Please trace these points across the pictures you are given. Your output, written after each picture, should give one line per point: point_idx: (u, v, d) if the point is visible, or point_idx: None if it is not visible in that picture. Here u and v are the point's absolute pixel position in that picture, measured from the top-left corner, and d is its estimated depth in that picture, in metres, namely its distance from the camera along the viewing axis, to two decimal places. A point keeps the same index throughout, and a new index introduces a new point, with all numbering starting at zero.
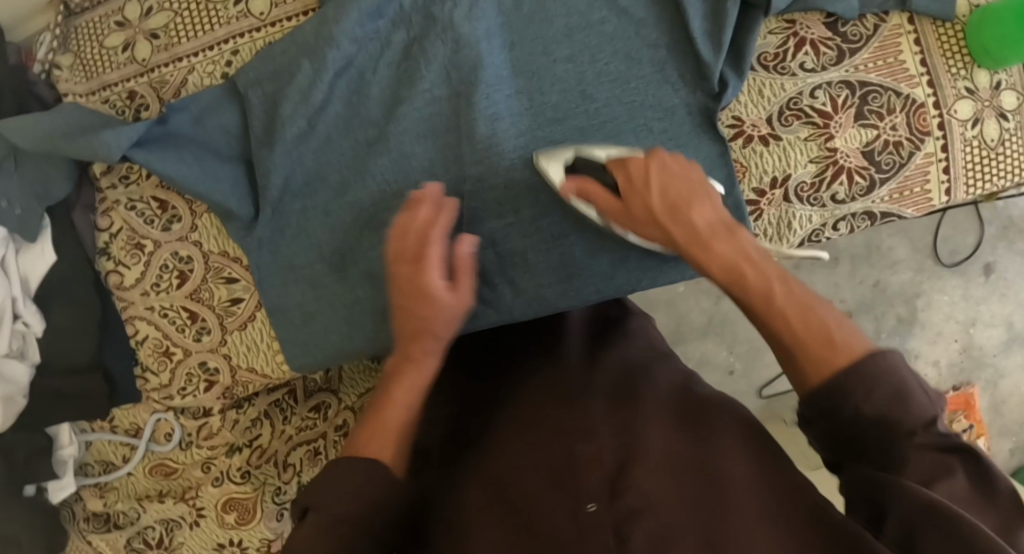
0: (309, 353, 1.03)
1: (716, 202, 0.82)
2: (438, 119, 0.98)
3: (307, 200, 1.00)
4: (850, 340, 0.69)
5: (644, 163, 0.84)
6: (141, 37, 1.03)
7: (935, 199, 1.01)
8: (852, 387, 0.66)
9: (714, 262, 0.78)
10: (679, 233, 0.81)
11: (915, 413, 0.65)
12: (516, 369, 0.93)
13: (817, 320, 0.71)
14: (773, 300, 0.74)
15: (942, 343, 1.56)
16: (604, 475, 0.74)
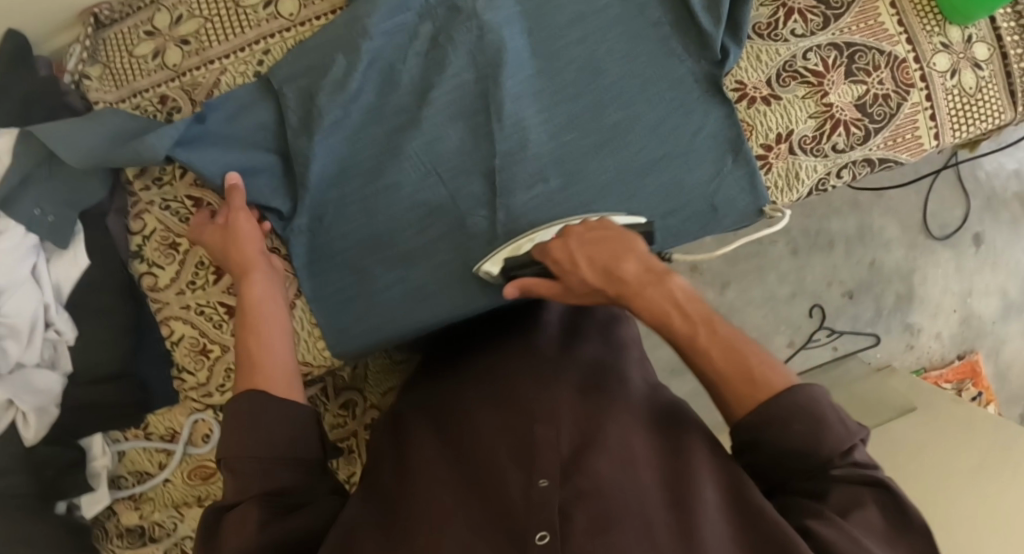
0: (351, 338, 1.04)
1: (640, 252, 0.88)
2: (465, 101, 1.00)
3: (343, 188, 1.01)
4: (767, 373, 0.80)
5: (566, 242, 0.89)
6: (172, 44, 1.07)
7: (926, 144, 1.09)
8: (778, 421, 0.76)
9: (647, 310, 0.84)
10: (609, 289, 0.86)
11: (834, 443, 0.75)
12: (494, 357, 0.97)
13: (739, 357, 0.80)
14: (698, 340, 0.82)
15: (942, 316, 1.62)
16: (561, 457, 0.78)
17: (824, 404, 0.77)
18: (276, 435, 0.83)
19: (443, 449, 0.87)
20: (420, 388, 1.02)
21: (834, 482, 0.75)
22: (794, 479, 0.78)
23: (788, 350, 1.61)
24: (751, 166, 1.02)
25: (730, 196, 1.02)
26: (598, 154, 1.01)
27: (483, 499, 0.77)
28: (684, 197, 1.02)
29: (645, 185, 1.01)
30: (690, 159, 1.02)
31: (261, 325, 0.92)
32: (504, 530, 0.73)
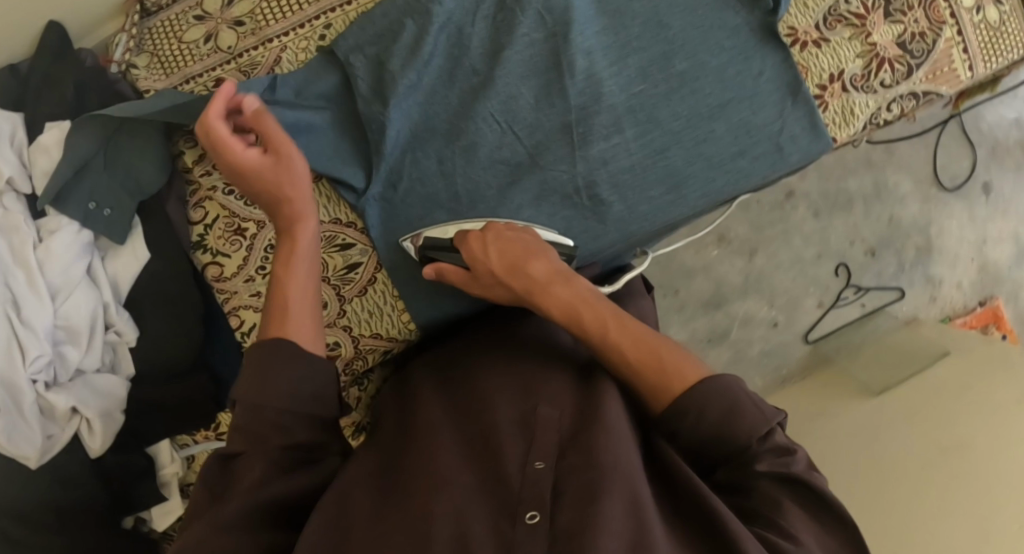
0: (436, 306, 1.01)
1: (551, 258, 0.87)
2: (538, 58, 0.98)
3: (417, 152, 0.99)
4: (677, 362, 0.76)
5: (481, 239, 0.88)
6: (225, 26, 1.05)
7: (962, 76, 1.08)
8: (688, 410, 0.73)
9: (556, 309, 0.82)
10: (523, 288, 0.84)
11: (749, 429, 0.71)
12: (484, 344, 0.92)
13: (648, 349, 0.77)
14: (607, 335, 0.79)
15: (961, 265, 1.68)
16: (560, 438, 0.73)
17: (734, 390, 0.73)
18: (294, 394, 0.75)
19: (439, 423, 0.80)
20: (423, 370, 0.95)
21: (756, 479, 0.71)
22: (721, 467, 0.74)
23: (817, 311, 1.65)
24: (810, 106, 1.01)
25: (793, 135, 1.01)
26: (667, 101, 0.99)
27: (477, 472, 0.72)
28: (749, 138, 1.00)
29: (714, 130, 0.99)
30: (755, 101, 1.00)
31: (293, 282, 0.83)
32: (493, 501, 0.68)
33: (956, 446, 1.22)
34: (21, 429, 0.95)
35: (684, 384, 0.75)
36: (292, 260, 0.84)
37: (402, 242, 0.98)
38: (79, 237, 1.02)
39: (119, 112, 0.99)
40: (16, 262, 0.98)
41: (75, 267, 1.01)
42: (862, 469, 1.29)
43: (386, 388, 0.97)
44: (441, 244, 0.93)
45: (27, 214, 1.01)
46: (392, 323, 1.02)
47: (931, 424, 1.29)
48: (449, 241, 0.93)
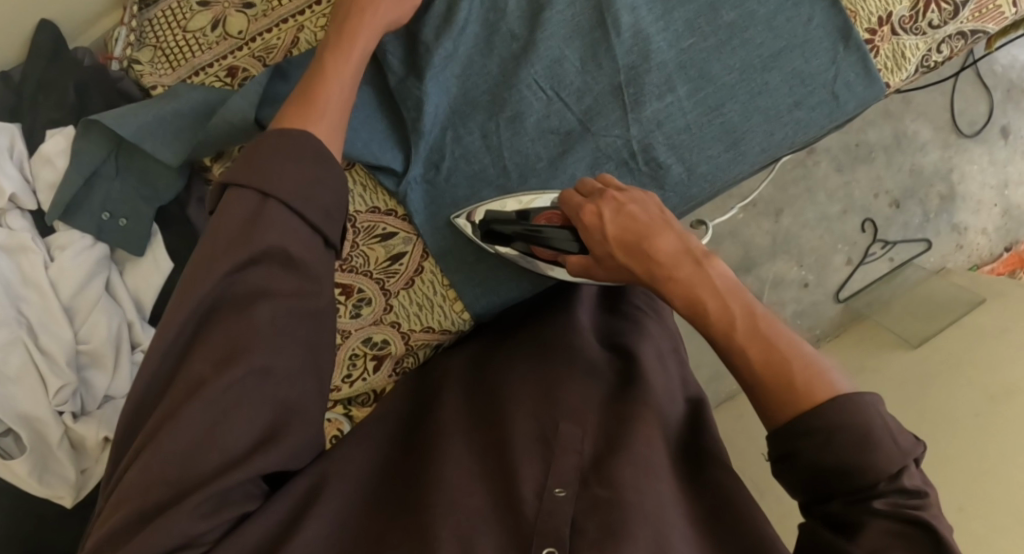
0: (493, 293, 0.93)
1: (684, 231, 0.71)
2: (581, 18, 0.92)
3: (459, 128, 0.92)
4: (816, 382, 0.62)
5: (597, 212, 0.74)
6: (233, 10, 0.97)
7: (1008, 12, 1.00)
8: (814, 429, 0.60)
9: (677, 296, 0.68)
10: (641, 269, 0.70)
11: (880, 461, 0.58)
12: (512, 343, 0.87)
13: (780, 356, 0.63)
14: (732, 334, 0.65)
15: (984, 211, 1.66)
16: (581, 461, 0.69)
17: (875, 418, 0.59)
18: (292, 251, 0.62)
19: (453, 436, 0.74)
20: (449, 366, 0.88)
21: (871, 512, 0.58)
22: (836, 502, 0.61)
23: (846, 268, 1.64)
24: (862, 52, 0.95)
25: (848, 83, 0.96)
26: (717, 54, 0.94)
27: (493, 494, 0.67)
28: (803, 88, 0.95)
29: (768, 82, 0.94)
30: (807, 49, 0.95)
31: (333, 80, 0.72)
32: (505, 531, 0.64)
33: (1006, 393, 1.15)
34: (53, 465, 0.90)
35: (813, 404, 0.61)
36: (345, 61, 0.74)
37: (454, 219, 0.91)
38: (95, 251, 0.97)
39: (120, 112, 0.90)
40: (30, 285, 0.94)
41: (91, 286, 0.96)
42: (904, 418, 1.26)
43: (404, 380, 0.90)
44: (503, 218, 0.86)
45: (34, 232, 0.95)
46: (443, 314, 0.94)
47: (970, 369, 1.25)
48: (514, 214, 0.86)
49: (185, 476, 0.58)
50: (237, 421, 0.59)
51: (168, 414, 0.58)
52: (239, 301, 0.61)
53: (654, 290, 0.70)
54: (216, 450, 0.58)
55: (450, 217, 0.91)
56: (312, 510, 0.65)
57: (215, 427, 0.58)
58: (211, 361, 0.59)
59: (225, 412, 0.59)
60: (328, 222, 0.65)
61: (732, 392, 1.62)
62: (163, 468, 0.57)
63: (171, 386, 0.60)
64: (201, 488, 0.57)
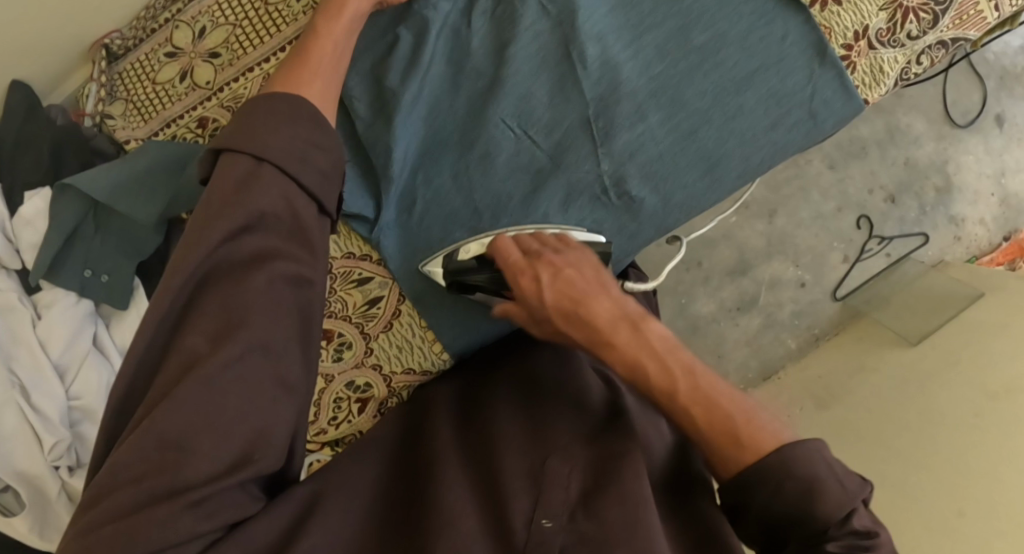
0: (472, 331, 0.94)
1: (619, 296, 0.76)
2: (546, 52, 0.91)
3: (430, 169, 0.91)
4: (759, 432, 0.67)
5: (533, 275, 0.77)
6: (199, 60, 0.97)
7: (989, 17, 0.99)
8: (763, 482, 0.65)
9: (619, 362, 0.72)
10: (582, 333, 0.75)
11: (830, 507, 0.63)
12: (503, 372, 0.88)
13: (723, 415, 0.68)
14: (677, 395, 0.70)
15: (981, 201, 1.63)
16: (569, 495, 0.71)
17: (821, 465, 0.65)
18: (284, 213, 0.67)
19: (447, 463, 0.76)
20: (434, 393, 0.90)
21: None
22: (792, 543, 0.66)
23: (843, 266, 1.62)
24: (839, 67, 0.93)
25: (826, 100, 0.93)
26: (689, 78, 0.91)
27: (485, 525, 0.70)
28: (779, 108, 0.92)
29: (743, 104, 0.91)
30: (782, 68, 0.92)
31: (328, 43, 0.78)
32: None
33: (1005, 390, 1.13)
34: (52, 519, 0.93)
35: (759, 455, 0.66)
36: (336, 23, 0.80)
37: (421, 267, 0.90)
38: (80, 308, 0.98)
39: (96, 172, 0.91)
40: (19, 344, 0.95)
41: (79, 342, 0.98)
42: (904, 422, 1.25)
43: (393, 410, 0.91)
44: (461, 264, 0.85)
45: (21, 291, 0.98)
46: (423, 355, 0.94)
47: (969, 367, 1.24)
48: (476, 261, 0.85)
49: (179, 464, 0.60)
50: (232, 408, 0.62)
51: (160, 400, 0.61)
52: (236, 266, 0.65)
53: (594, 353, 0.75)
54: (211, 435, 0.61)
55: (417, 266, 0.92)
56: (308, 524, 0.69)
57: (206, 416, 0.61)
58: (205, 343, 0.63)
59: (221, 399, 0.61)
60: (322, 186, 0.70)
61: None
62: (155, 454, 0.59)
63: (164, 365, 0.63)
64: (195, 484, 0.60)
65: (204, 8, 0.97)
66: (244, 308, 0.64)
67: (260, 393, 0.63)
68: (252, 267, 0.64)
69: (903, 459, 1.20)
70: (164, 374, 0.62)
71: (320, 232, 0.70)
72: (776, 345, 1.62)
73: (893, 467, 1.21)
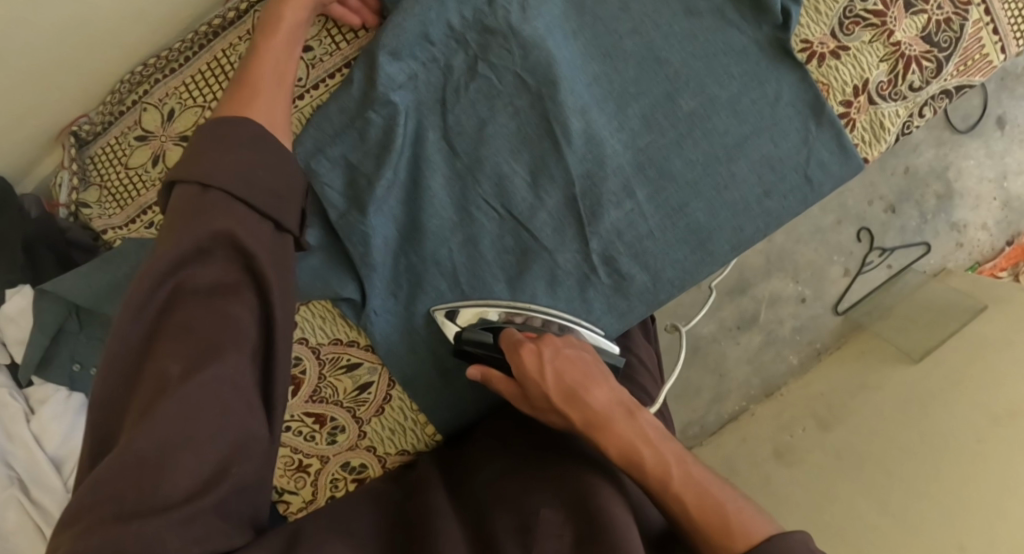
0: (466, 412, 0.95)
1: (612, 382, 0.78)
2: (527, 128, 0.89)
3: (412, 253, 0.90)
4: (748, 522, 0.67)
5: (536, 357, 0.79)
6: (170, 143, 0.94)
7: (996, 60, 1.01)
8: None
9: (613, 447, 0.73)
10: (578, 417, 0.75)
11: None
12: (497, 442, 0.88)
13: (715, 503, 0.68)
14: (669, 484, 0.70)
15: (983, 205, 1.60)
16: (562, 545, 0.68)
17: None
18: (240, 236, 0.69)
19: (447, 520, 0.75)
20: (420, 461, 0.91)
21: None
22: None
23: (844, 279, 1.60)
24: (836, 127, 0.92)
25: (822, 162, 0.93)
26: (677, 147, 0.91)
27: None
28: (770, 175, 0.92)
29: (735, 172, 0.92)
30: (775, 131, 0.92)
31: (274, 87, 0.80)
32: None
33: (1009, 414, 1.07)
34: None
35: (746, 546, 0.66)
36: (276, 66, 0.82)
37: (433, 313, 0.89)
38: (73, 402, 0.98)
39: (86, 271, 0.91)
40: (14, 443, 0.95)
41: (75, 437, 0.98)
42: (890, 431, 1.21)
43: (385, 474, 0.91)
44: (470, 339, 0.86)
45: (12, 386, 0.98)
46: (415, 436, 0.95)
47: (972, 388, 1.17)
48: (491, 335, 0.85)
49: (157, 480, 0.62)
50: (208, 426, 0.65)
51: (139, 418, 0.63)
52: (204, 291, 0.69)
53: (594, 444, 0.75)
54: (190, 452, 0.63)
55: (431, 309, 0.90)
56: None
57: (182, 429, 0.63)
58: (183, 365, 0.65)
59: (199, 418, 0.64)
60: (275, 203, 0.74)
61: (734, 412, 1.62)
62: (134, 472, 0.61)
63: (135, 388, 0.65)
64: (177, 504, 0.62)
65: (171, 89, 0.94)
66: (223, 331, 0.68)
67: (236, 416, 0.67)
68: (224, 293, 0.69)
69: (907, 484, 1.10)
70: (141, 394, 0.65)
71: (278, 241, 0.73)
72: (777, 361, 1.61)
73: (897, 494, 1.10)
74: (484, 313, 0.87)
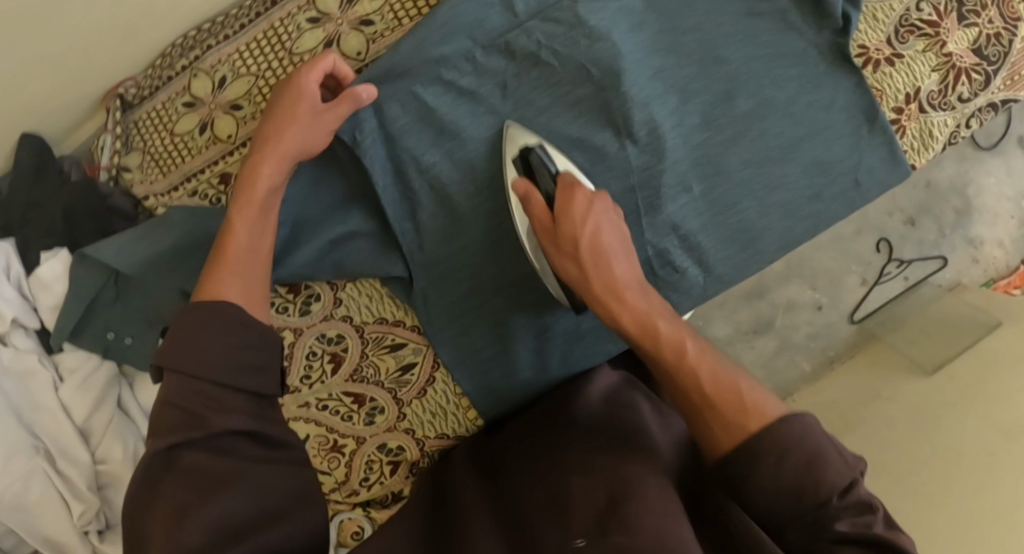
0: (502, 399, 0.92)
1: (634, 259, 0.76)
2: (586, 118, 0.89)
3: (462, 238, 0.89)
4: (760, 405, 0.66)
5: (587, 202, 0.75)
6: (219, 112, 0.92)
7: None
8: (766, 450, 0.63)
9: (628, 318, 0.72)
10: (596, 282, 0.73)
11: (832, 479, 0.62)
12: (521, 425, 0.88)
13: (728, 381, 0.67)
14: (684, 361, 0.69)
15: (1001, 223, 1.60)
16: (597, 509, 0.68)
17: (811, 432, 0.64)
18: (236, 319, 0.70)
19: (477, 514, 0.75)
20: (455, 455, 0.91)
21: (836, 518, 0.62)
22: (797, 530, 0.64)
23: (861, 289, 1.58)
24: (888, 135, 0.94)
25: (870, 168, 0.95)
26: (734, 145, 0.91)
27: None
28: (822, 178, 0.93)
29: (787, 174, 0.92)
30: (829, 135, 0.93)
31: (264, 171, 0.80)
32: None
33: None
34: None
35: (763, 423, 0.65)
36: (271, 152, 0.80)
37: (506, 125, 0.88)
38: (103, 369, 0.96)
39: (137, 237, 0.91)
40: (41, 411, 0.94)
41: (105, 406, 0.96)
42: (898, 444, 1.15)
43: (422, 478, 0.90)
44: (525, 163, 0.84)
45: (41, 351, 0.96)
46: (457, 421, 0.94)
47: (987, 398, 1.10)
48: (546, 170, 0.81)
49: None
50: (237, 497, 0.65)
51: (169, 519, 0.63)
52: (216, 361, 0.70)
53: (603, 314, 0.73)
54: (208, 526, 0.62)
55: (504, 124, 0.88)
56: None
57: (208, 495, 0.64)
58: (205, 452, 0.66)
59: (225, 496, 0.64)
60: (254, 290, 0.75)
61: None
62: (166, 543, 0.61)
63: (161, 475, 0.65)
64: None
65: (224, 56, 0.91)
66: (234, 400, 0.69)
67: (249, 492, 0.66)
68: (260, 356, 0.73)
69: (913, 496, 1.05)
70: (166, 491, 0.64)
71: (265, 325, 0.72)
72: (788, 367, 1.59)
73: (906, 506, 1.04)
74: (533, 139, 0.86)
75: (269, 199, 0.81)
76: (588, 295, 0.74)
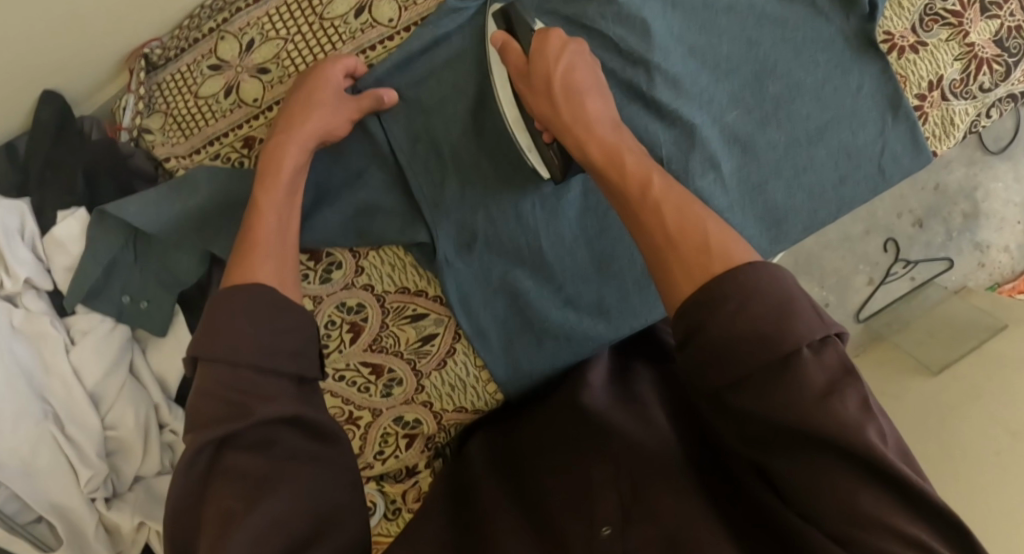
0: (523, 372, 0.91)
1: (609, 103, 0.76)
2: (616, 93, 0.89)
3: (490, 206, 0.88)
4: (728, 245, 0.59)
5: (561, 42, 0.76)
6: (246, 75, 0.92)
7: None
8: (725, 293, 0.56)
9: (597, 149, 0.70)
10: (567, 114, 0.73)
11: (800, 330, 0.55)
12: (538, 409, 0.87)
13: (693, 217, 0.61)
14: (649, 194, 0.64)
15: (1005, 228, 1.52)
16: (619, 498, 0.69)
17: (789, 286, 0.57)
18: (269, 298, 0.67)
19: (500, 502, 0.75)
20: (471, 453, 0.86)
21: (796, 374, 0.54)
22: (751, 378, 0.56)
23: (868, 288, 1.50)
24: (912, 120, 0.93)
25: (895, 155, 0.94)
26: (763, 125, 0.91)
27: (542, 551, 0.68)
28: (848, 161, 0.93)
29: (814, 157, 0.92)
30: (855, 121, 0.92)
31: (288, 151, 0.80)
32: None
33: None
34: None
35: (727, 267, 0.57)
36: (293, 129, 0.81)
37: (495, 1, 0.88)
38: (116, 334, 0.95)
39: (156, 198, 0.90)
40: (51, 373, 0.92)
41: (118, 370, 0.94)
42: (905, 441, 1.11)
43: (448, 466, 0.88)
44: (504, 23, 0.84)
45: (52, 314, 0.93)
46: (476, 394, 0.92)
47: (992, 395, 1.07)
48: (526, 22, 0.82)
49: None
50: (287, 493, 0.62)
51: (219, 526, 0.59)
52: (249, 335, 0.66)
53: (574, 146, 0.73)
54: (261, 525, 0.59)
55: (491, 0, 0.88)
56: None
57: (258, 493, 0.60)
58: (249, 452, 0.61)
59: (275, 493, 0.61)
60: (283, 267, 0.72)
61: None
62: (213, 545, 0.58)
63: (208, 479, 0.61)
64: None
65: (253, 19, 0.91)
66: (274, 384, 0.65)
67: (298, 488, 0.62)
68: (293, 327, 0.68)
69: None
70: (215, 496, 0.60)
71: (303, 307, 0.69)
72: None
73: None
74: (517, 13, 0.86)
75: (295, 180, 0.80)
76: (558, 125, 0.74)
